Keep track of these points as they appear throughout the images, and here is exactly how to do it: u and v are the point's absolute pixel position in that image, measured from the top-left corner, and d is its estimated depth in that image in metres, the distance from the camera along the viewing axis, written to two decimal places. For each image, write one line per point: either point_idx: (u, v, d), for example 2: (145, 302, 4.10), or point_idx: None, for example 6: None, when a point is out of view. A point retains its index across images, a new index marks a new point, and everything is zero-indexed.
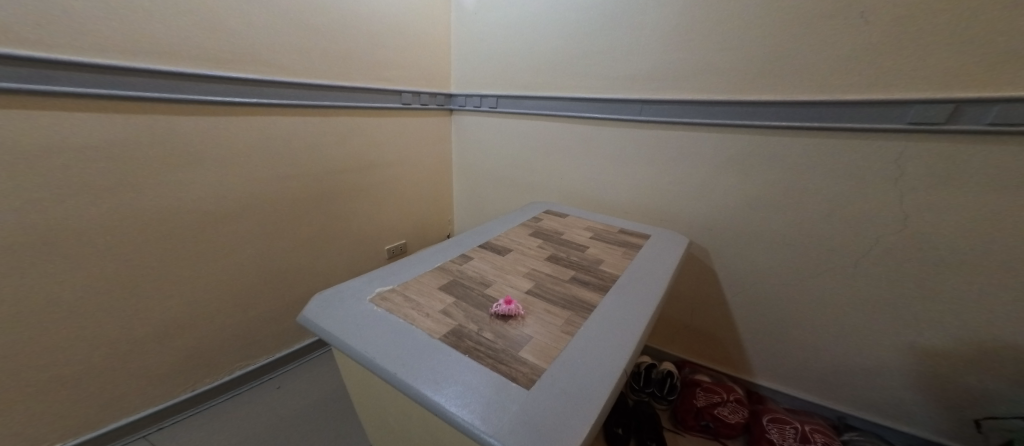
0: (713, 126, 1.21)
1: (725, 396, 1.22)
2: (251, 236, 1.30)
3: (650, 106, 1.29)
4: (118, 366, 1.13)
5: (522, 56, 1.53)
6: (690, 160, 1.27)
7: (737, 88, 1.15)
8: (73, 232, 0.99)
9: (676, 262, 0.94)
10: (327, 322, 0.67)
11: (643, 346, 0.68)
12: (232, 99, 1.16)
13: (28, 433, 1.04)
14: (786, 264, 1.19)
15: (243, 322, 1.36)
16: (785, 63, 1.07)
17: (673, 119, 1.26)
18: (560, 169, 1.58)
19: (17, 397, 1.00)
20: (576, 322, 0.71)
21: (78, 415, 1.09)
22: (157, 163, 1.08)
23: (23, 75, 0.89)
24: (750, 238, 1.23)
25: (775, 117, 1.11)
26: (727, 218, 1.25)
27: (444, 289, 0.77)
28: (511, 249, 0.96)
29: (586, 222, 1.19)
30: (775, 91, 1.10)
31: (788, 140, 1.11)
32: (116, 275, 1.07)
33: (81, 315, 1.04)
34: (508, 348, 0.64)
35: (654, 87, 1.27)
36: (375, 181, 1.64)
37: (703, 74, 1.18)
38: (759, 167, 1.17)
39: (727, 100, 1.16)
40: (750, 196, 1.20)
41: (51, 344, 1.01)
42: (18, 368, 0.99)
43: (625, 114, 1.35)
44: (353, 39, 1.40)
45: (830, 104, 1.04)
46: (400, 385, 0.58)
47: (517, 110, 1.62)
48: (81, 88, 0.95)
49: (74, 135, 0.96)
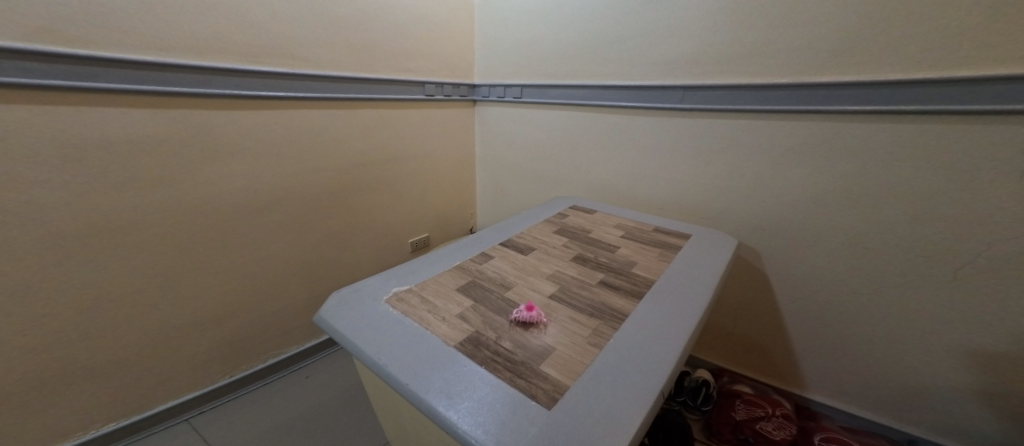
0: (764, 113, 1.10)
1: (769, 411, 1.12)
2: (280, 229, 1.31)
3: (693, 92, 1.19)
4: (158, 354, 1.16)
5: (549, 43, 1.47)
6: (737, 150, 1.17)
7: (797, 70, 1.04)
8: (115, 225, 1.01)
9: (718, 265, 0.86)
10: (341, 323, 0.64)
11: (681, 365, 0.60)
12: (260, 93, 1.16)
13: (77, 417, 1.07)
14: (846, 265, 1.09)
15: (274, 313, 1.38)
16: (852, 42, 0.96)
17: (718, 107, 1.16)
18: (589, 161, 1.50)
19: (68, 382, 1.03)
20: (604, 333, 0.65)
21: (123, 400, 1.13)
22: (192, 158, 1.09)
23: (65, 72, 0.89)
24: (805, 236, 1.13)
25: (843, 100, 1.00)
26: (780, 214, 1.15)
27: (462, 291, 0.73)
28: (534, 248, 0.91)
29: (615, 219, 1.11)
30: (843, 72, 0.99)
31: (854, 127, 1.00)
32: (156, 266, 1.09)
33: (124, 305, 1.07)
34: (528, 361, 0.59)
35: (699, 72, 1.18)
36: (400, 174, 1.63)
37: (755, 56, 1.08)
38: (819, 158, 1.06)
39: (791, 84, 1.04)
40: (808, 190, 1.09)
41: (97, 333, 1.04)
42: (69, 354, 1.02)
43: (664, 102, 1.26)
44: (377, 30, 1.37)
45: (912, 84, 0.92)
46: (411, 397, 0.54)
47: (544, 100, 1.56)
48: (121, 84, 0.96)
49: (113, 131, 0.97)
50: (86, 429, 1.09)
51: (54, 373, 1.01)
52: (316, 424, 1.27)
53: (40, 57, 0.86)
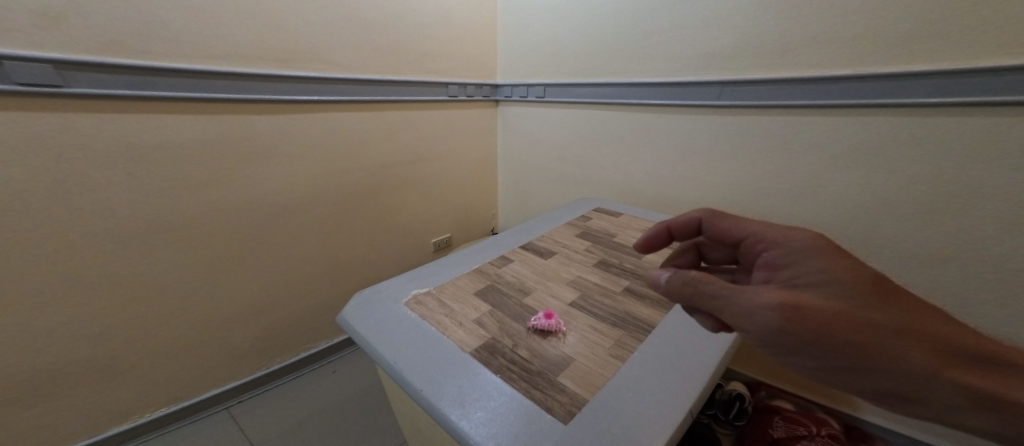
0: (808, 108, 1.01)
1: (812, 430, 1.04)
2: (311, 229, 1.34)
3: (731, 88, 1.12)
4: (199, 348, 1.20)
5: (574, 42, 1.44)
6: (780, 150, 1.08)
7: (854, 59, 0.94)
8: (166, 224, 1.05)
9: None
10: (361, 325, 0.64)
11: (712, 383, 0.56)
12: (294, 97, 1.19)
13: (126, 406, 1.12)
14: (905, 276, 0.98)
15: (303, 311, 1.41)
16: (924, 27, 0.85)
17: (760, 102, 1.08)
18: (615, 162, 1.46)
19: (119, 371, 1.08)
20: (628, 344, 0.61)
21: (166, 390, 1.17)
22: (233, 161, 1.13)
23: (127, 82, 0.93)
24: (858, 243, 1.02)
25: (908, 92, 0.89)
26: (827, 218, 1.05)
27: (479, 295, 0.72)
28: (555, 252, 0.88)
29: (642, 222, 1.07)
30: (909, 62, 0.88)
31: (919, 124, 0.89)
32: (201, 264, 1.14)
33: (169, 301, 1.11)
34: (545, 371, 0.56)
35: (739, 66, 1.10)
36: (423, 175, 1.64)
37: (803, 46, 0.99)
38: (878, 159, 0.95)
39: (848, 76, 0.94)
40: (864, 193, 0.98)
41: (146, 327, 1.09)
42: (121, 346, 1.06)
43: (700, 98, 1.19)
44: (403, 32, 1.38)
45: (994, 72, 0.80)
46: (424, 404, 0.52)
47: (567, 99, 1.54)
48: (177, 92, 1.00)
49: (166, 136, 1.01)
50: (133, 416, 1.14)
51: (108, 363, 1.06)
52: (340, 417, 1.29)
53: (104, 69, 0.90)
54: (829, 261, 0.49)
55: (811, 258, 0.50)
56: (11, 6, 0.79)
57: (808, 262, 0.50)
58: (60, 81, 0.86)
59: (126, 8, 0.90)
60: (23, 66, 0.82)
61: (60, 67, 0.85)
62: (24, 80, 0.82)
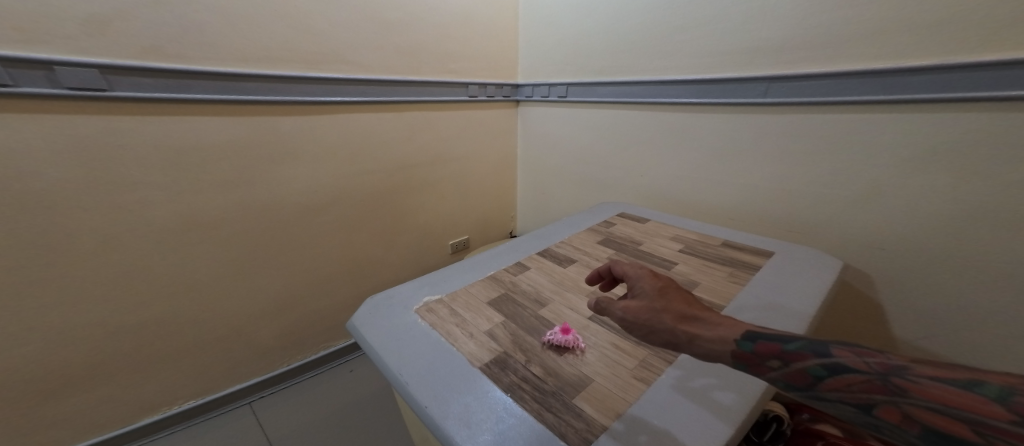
0: (863, 105, 0.92)
1: None
2: (332, 229, 1.34)
3: (779, 84, 1.03)
4: (224, 344, 1.21)
5: (599, 39, 1.39)
6: (828, 152, 0.99)
7: (918, 51, 0.85)
8: (196, 223, 1.07)
9: (802, 290, 0.73)
10: (370, 332, 0.62)
11: (752, 415, 0.50)
12: (319, 98, 1.19)
13: (154, 399, 1.13)
14: (977, 291, 0.87)
15: (323, 310, 1.41)
16: (1006, 14, 0.76)
17: (807, 100, 0.99)
18: (641, 163, 1.40)
19: (150, 365, 1.10)
20: (651, 365, 0.56)
21: (192, 385, 1.19)
22: (260, 161, 1.14)
23: (163, 85, 0.95)
24: (919, 254, 0.92)
25: (986, 86, 0.79)
26: (881, 227, 0.95)
27: (493, 305, 0.68)
28: (575, 260, 0.83)
29: (671, 229, 1.01)
30: (987, 53, 0.78)
31: (1001, 122, 0.79)
32: (229, 263, 1.15)
33: (197, 298, 1.12)
34: (559, 391, 0.52)
35: (786, 60, 1.01)
36: (443, 176, 1.62)
37: (857, 40, 0.91)
38: (945, 161, 0.85)
39: (913, 70, 0.85)
40: (928, 199, 0.88)
41: (175, 322, 1.10)
42: (150, 340, 1.08)
43: (742, 95, 1.11)
44: (425, 31, 1.37)
45: None
46: (428, 421, 0.49)
47: (590, 98, 1.49)
48: (210, 94, 1.01)
49: (198, 136, 1.02)
50: (160, 409, 1.15)
51: (140, 356, 1.08)
52: (358, 416, 1.28)
53: (141, 72, 0.92)
54: (648, 278, 0.58)
55: (638, 279, 0.59)
56: (61, 14, 0.82)
57: (635, 280, 0.59)
58: (106, 85, 0.89)
59: (162, 12, 0.91)
60: (73, 70, 0.84)
61: (107, 71, 0.88)
62: (73, 84, 0.85)
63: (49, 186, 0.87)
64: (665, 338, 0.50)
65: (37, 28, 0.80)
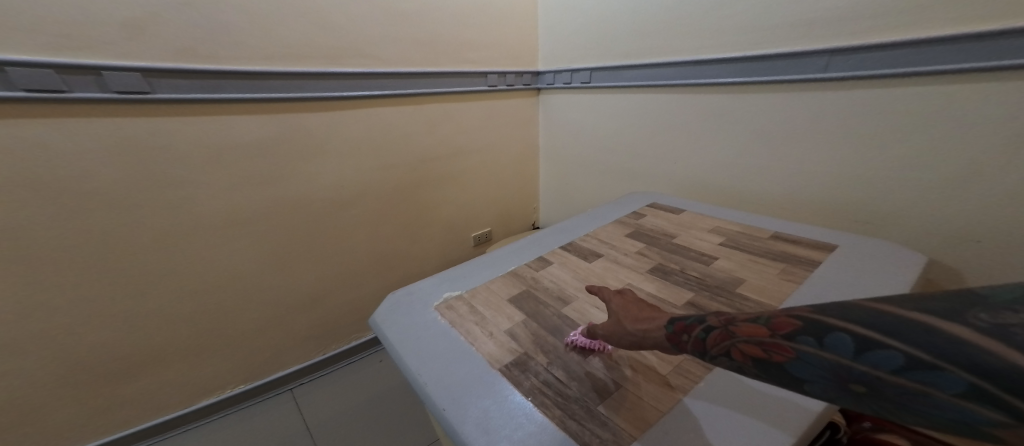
0: (939, 76, 0.82)
1: None
2: (360, 223, 1.35)
3: (840, 57, 0.93)
4: (261, 335, 1.23)
5: (627, 19, 1.32)
6: (897, 133, 0.89)
7: (1010, 15, 0.74)
8: (232, 218, 1.09)
9: (863, 286, 0.66)
10: (389, 330, 0.60)
11: (815, 427, 0.45)
12: (343, 93, 1.19)
13: (200, 388, 1.17)
14: None
15: (354, 303, 1.42)
16: None
17: (870, 74, 0.89)
18: (676, 150, 1.32)
19: (195, 356, 1.13)
20: (688, 372, 0.52)
21: (234, 374, 1.22)
22: (290, 158, 1.15)
23: (197, 86, 0.96)
24: (1007, 242, 0.82)
25: None
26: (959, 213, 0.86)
27: (514, 303, 0.65)
28: (601, 255, 0.79)
29: (711, 221, 0.94)
30: None
31: None
32: (264, 257, 1.17)
33: (235, 291, 1.14)
34: (582, 398, 0.48)
35: (845, 32, 0.92)
36: (466, 168, 1.60)
37: (933, 6, 0.80)
38: None
39: (1002, 38, 0.75)
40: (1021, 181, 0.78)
41: (216, 315, 1.13)
42: (195, 332, 1.11)
43: (796, 72, 1.01)
44: (445, 20, 1.34)
45: None
46: (445, 425, 0.46)
47: (617, 83, 1.42)
48: (242, 94, 1.02)
49: (231, 135, 1.03)
50: (205, 398, 1.18)
51: (185, 348, 1.11)
52: (394, 404, 1.29)
53: (177, 75, 0.93)
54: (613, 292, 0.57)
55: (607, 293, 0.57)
56: (100, 18, 0.83)
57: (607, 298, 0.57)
58: (147, 88, 0.90)
59: (192, 13, 0.92)
60: (118, 74, 0.87)
61: (147, 74, 0.90)
62: (118, 87, 0.87)
63: (98, 185, 0.89)
64: (627, 340, 0.47)
65: (81, 34, 0.82)
